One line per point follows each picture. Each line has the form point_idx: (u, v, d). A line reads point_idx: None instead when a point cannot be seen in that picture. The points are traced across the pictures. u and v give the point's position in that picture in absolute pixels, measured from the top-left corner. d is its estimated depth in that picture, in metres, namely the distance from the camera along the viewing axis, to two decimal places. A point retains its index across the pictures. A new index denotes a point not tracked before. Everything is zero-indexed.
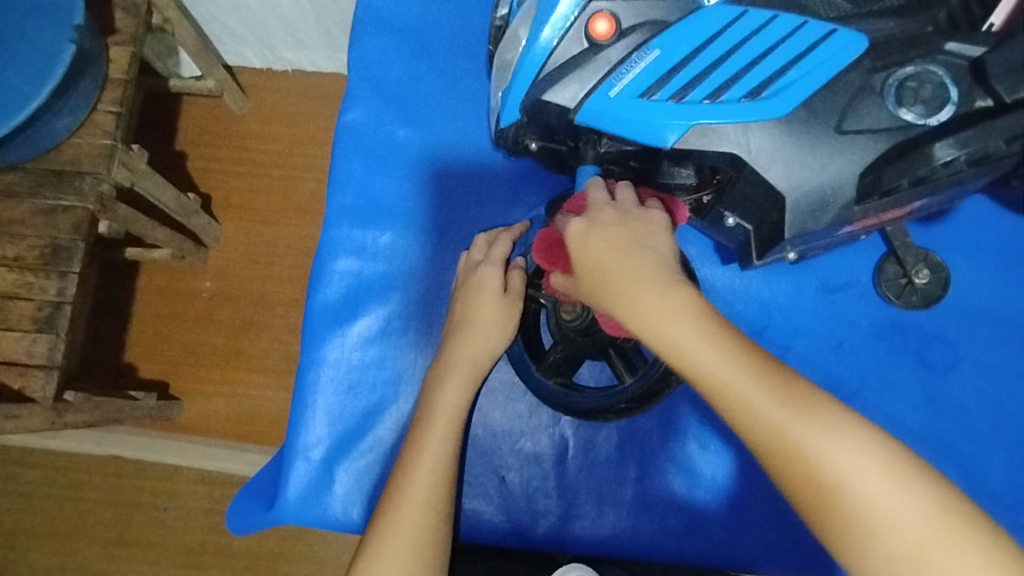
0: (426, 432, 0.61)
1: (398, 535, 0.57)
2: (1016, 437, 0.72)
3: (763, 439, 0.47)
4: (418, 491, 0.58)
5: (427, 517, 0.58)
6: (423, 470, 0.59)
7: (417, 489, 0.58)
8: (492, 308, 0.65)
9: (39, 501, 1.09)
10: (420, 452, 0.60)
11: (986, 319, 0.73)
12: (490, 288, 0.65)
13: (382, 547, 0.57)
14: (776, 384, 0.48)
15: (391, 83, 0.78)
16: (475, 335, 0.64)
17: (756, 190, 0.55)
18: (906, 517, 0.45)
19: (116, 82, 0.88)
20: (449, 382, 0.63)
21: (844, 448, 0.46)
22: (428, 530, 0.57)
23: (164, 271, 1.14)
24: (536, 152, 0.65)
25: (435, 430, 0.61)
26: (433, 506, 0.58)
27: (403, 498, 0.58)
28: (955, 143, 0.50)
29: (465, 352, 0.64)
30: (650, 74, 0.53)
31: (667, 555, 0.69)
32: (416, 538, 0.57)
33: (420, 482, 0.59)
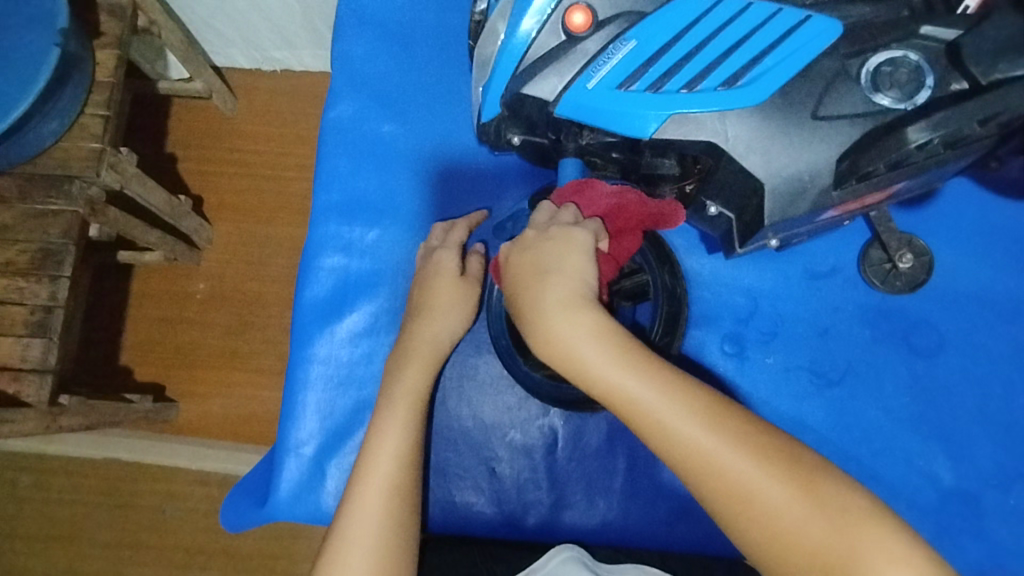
0: (398, 418, 0.62)
1: (364, 522, 0.57)
2: (1003, 418, 0.72)
3: (670, 445, 0.50)
4: (382, 477, 0.59)
5: (393, 503, 0.58)
6: (385, 456, 0.60)
7: (381, 475, 0.59)
8: (451, 291, 0.67)
9: (39, 505, 1.09)
10: (380, 440, 0.61)
11: (971, 302, 0.74)
12: (448, 272, 0.68)
13: (347, 535, 0.57)
14: (684, 395, 0.51)
15: (375, 80, 0.78)
16: (435, 318, 0.66)
17: (735, 178, 0.55)
18: (809, 518, 0.48)
19: (103, 85, 0.89)
20: (410, 368, 0.64)
21: (745, 455, 0.49)
22: (395, 517, 0.58)
23: (158, 273, 1.14)
24: (520, 145, 0.65)
25: (398, 415, 0.62)
26: (398, 493, 0.59)
27: (366, 484, 0.59)
28: (927, 126, 0.49)
29: (426, 333, 0.66)
30: (627, 65, 0.53)
31: (656, 543, 0.70)
32: (382, 524, 0.57)
33: (385, 468, 0.59)
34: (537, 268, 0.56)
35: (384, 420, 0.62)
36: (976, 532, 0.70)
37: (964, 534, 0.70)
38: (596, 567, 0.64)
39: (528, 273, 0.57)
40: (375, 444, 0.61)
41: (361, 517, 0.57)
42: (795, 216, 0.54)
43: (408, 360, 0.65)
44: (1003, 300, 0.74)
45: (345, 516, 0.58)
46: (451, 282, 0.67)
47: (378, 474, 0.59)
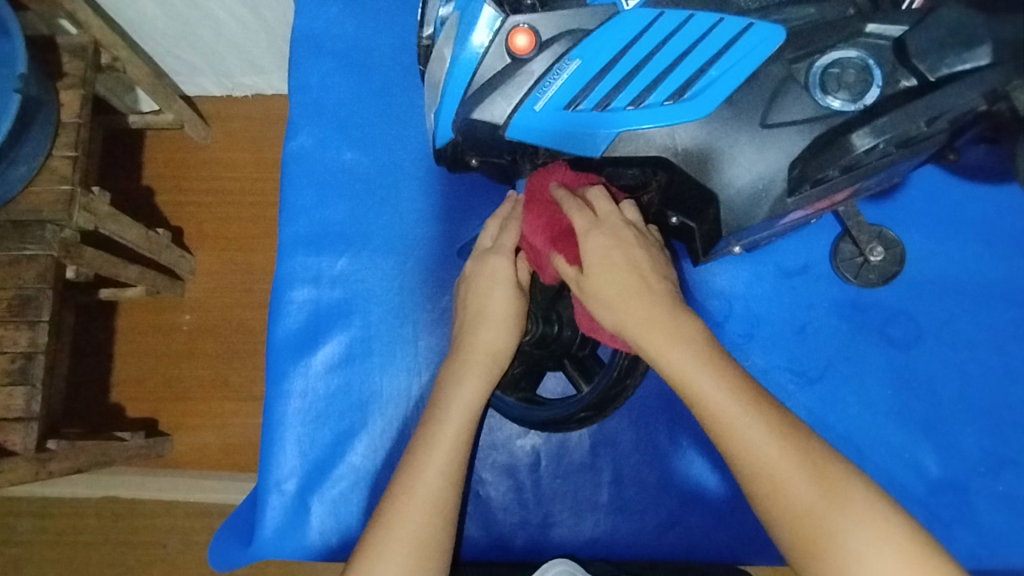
0: (438, 435, 0.57)
1: (403, 534, 0.54)
2: (987, 403, 0.72)
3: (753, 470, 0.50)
4: (422, 493, 0.55)
5: (432, 522, 0.54)
6: (430, 471, 0.56)
7: (419, 488, 0.55)
8: (508, 301, 0.60)
9: (40, 548, 1.08)
10: (429, 452, 0.56)
11: (946, 289, 0.74)
12: (504, 280, 0.60)
13: (384, 544, 0.53)
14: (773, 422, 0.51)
15: (335, 106, 0.78)
16: (491, 328, 0.59)
17: (689, 189, 0.55)
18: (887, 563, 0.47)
19: (70, 126, 0.88)
20: (466, 381, 0.58)
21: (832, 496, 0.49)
22: (432, 536, 0.54)
23: (142, 307, 1.13)
24: (478, 165, 0.64)
25: (443, 430, 0.57)
26: (440, 512, 0.55)
27: (406, 497, 0.55)
28: (871, 131, 0.49)
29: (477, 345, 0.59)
30: (573, 85, 0.53)
31: (646, 555, 0.70)
32: (419, 540, 0.54)
33: (429, 485, 0.55)
34: (628, 288, 0.55)
35: (431, 435, 0.57)
36: (967, 520, 0.69)
37: (958, 524, 0.69)
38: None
39: (619, 290, 0.55)
40: (418, 458, 0.56)
41: (401, 528, 0.54)
42: (753, 224, 0.54)
43: (455, 371, 0.59)
44: (979, 287, 0.73)
45: (383, 523, 0.54)
46: (507, 288, 0.60)
47: (421, 489, 0.55)
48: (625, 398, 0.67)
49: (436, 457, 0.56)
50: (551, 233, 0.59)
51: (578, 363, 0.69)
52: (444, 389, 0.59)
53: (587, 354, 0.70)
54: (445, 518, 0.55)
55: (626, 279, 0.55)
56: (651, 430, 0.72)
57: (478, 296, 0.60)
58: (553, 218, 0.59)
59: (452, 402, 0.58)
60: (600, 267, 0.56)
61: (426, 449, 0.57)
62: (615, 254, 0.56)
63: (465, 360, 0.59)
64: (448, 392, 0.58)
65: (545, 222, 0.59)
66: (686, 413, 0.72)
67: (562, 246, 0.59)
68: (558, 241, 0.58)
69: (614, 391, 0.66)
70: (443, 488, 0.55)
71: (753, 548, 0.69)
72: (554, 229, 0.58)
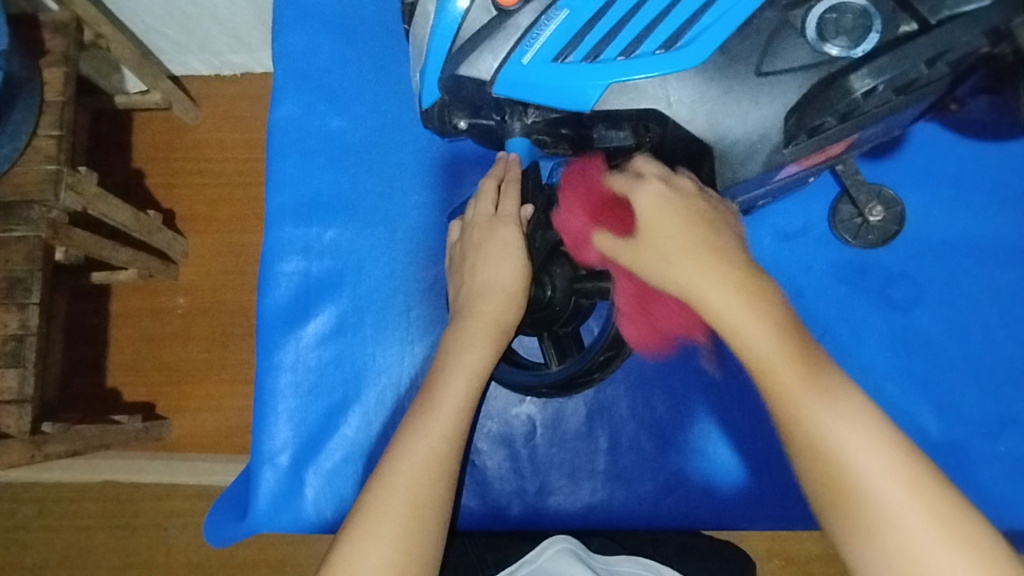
0: (441, 399, 0.55)
1: (405, 495, 0.52)
2: (988, 363, 0.71)
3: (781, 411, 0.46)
4: (421, 456, 0.53)
5: (436, 488, 0.52)
6: (435, 436, 0.54)
7: (418, 454, 0.53)
8: (515, 272, 0.58)
9: (40, 534, 1.07)
10: (432, 416, 0.54)
11: (947, 248, 0.72)
12: (513, 250, 0.59)
13: (384, 503, 0.51)
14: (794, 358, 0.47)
15: (321, 75, 0.76)
16: (500, 299, 0.58)
17: (682, 144, 0.54)
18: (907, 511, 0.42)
19: (54, 104, 0.85)
20: (473, 349, 0.56)
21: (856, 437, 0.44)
22: (433, 500, 0.52)
23: (136, 291, 1.11)
24: (467, 129, 0.63)
25: (442, 395, 0.55)
26: (443, 478, 0.53)
27: (404, 460, 0.53)
28: (870, 72, 0.47)
29: (486, 315, 0.57)
30: (561, 37, 0.51)
31: (645, 522, 0.69)
32: (423, 502, 0.52)
33: (427, 449, 0.53)
34: (678, 245, 0.50)
35: (432, 400, 0.55)
36: (969, 480, 0.68)
37: (960, 485, 0.68)
38: (591, 560, 0.62)
39: (674, 247, 0.50)
40: (421, 422, 0.54)
41: (403, 489, 0.52)
42: (748, 178, 0.53)
43: (452, 340, 0.57)
44: (981, 246, 0.72)
45: (382, 484, 0.52)
46: (517, 258, 0.59)
47: (422, 453, 0.53)
48: (588, 388, 0.66)
49: (440, 422, 0.54)
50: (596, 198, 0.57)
51: (555, 338, 0.66)
52: (448, 356, 0.57)
53: (567, 332, 0.66)
54: (448, 484, 0.53)
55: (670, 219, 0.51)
56: (648, 397, 0.71)
57: (485, 269, 0.59)
58: (590, 190, 0.57)
59: (457, 367, 0.56)
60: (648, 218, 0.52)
61: (429, 414, 0.55)
62: (667, 206, 0.52)
63: (470, 328, 0.57)
64: (452, 358, 0.56)
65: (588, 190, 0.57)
66: (684, 378, 0.71)
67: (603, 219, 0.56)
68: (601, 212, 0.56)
69: (581, 377, 0.64)
70: (445, 455, 0.53)
71: (753, 513, 0.69)
72: (593, 200, 0.57)
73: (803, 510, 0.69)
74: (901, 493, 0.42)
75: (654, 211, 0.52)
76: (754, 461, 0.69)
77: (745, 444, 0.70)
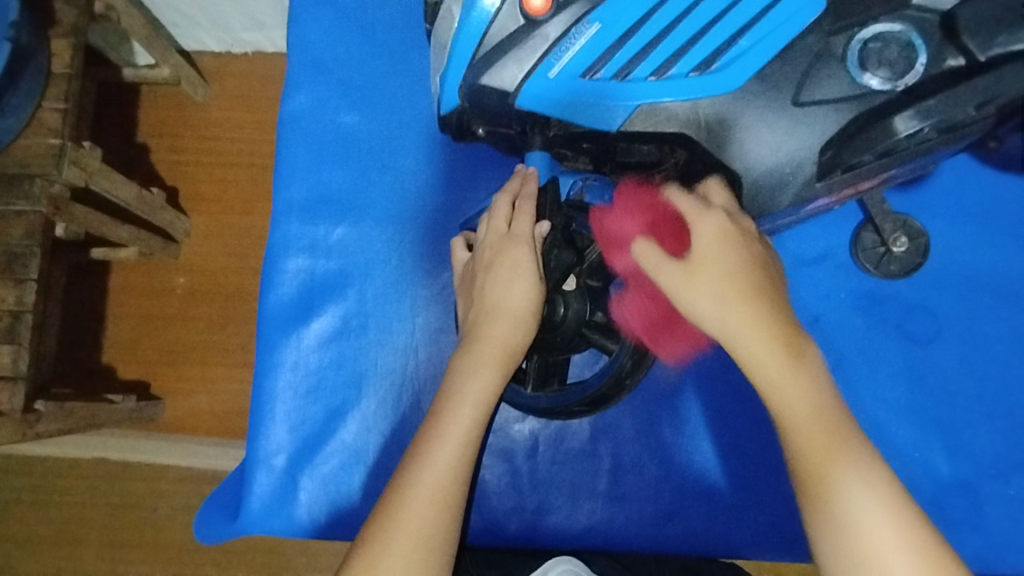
0: (446, 426, 0.53)
1: (410, 528, 0.50)
2: (1002, 404, 0.69)
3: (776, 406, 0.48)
4: (428, 485, 0.51)
5: (440, 517, 0.51)
6: (440, 464, 0.52)
7: (423, 479, 0.51)
8: (530, 297, 0.56)
9: (27, 508, 1.06)
10: (438, 443, 0.53)
11: (970, 283, 0.70)
12: (527, 273, 0.56)
13: (388, 534, 0.50)
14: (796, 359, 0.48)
15: (335, 66, 0.74)
16: (511, 323, 0.55)
17: (710, 170, 0.52)
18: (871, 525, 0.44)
19: (60, 76, 0.82)
20: (480, 374, 0.54)
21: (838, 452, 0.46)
22: (436, 530, 0.51)
23: (136, 268, 1.09)
24: (485, 136, 0.60)
25: (449, 419, 0.54)
26: (448, 508, 0.51)
27: (409, 487, 0.51)
28: (916, 114, 0.46)
29: (497, 341, 0.55)
30: (591, 52, 0.49)
31: (647, 546, 0.68)
32: (427, 532, 0.50)
33: (434, 477, 0.52)
34: (732, 292, 0.48)
35: (442, 425, 0.53)
36: (976, 523, 0.67)
37: (965, 527, 0.67)
38: None
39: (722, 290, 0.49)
40: (426, 446, 0.53)
41: (409, 520, 0.50)
42: (779, 209, 0.52)
43: (464, 361, 0.55)
44: (1003, 283, 0.70)
45: (387, 517, 0.51)
46: (530, 281, 0.56)
47: (427, 481, 0.51)
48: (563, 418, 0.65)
49: (446, 448, 0.53)
50: (643, 222, 0.56)
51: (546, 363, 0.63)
52: (456, 380, 0.55)
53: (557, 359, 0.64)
54: (453, 514, 0.52)
55: (736, 276, 0.49)
56: (656, 419, 0.70)
57: (495, 291, 0.56)
58: (656, 205, 0.55)
59: (464, 393, 0.54)
60: (714, 250, 0.49)
61: (435, 440, 0.53)
62: (727, 252, 0.49)
63: (479, 353, 0.55)
64: (459, 383, 0.54)
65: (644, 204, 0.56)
66: (695, 402, 0.69)
67: (659, 232, 0.55)
68: (655, 225, 0.55)
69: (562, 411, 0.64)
70: (449, 482, 0.52)
71: (759, 543, 0.67)
72: (657, 214, 0.55)
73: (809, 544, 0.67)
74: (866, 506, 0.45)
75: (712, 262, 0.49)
76: (763, 490, 0.68)
77: (750, 470, 0.68)
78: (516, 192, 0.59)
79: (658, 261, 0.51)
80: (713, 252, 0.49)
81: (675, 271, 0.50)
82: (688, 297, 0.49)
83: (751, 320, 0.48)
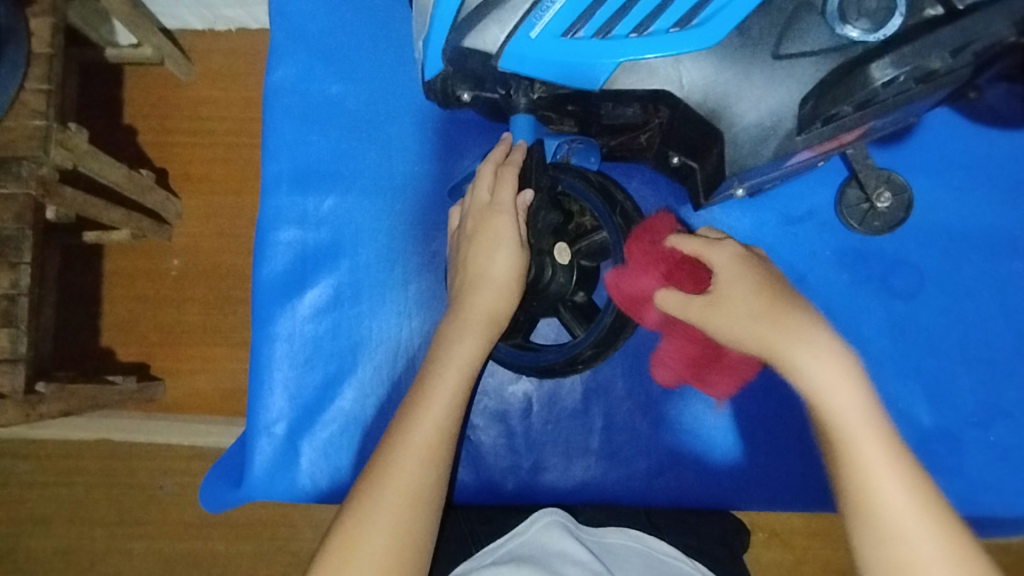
0: (431, 388, 0.55)
1: (396, 484, 0.51)
2: (981, 355, 0.71)
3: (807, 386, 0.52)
4: (418, 443, 0.53)
5: (426, 474, 0.52)
6: (427, 422, 0.53)
7: (412, 437, 0.53)
8: (512, 265, 0.56)
9: (34, 490, 1.08)
10: (426, 405, 0.54)
11: (950, 237, 0.72)
12: (508, 242, 0.56)
13: (378, 491, 0.51)
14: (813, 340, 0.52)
15: (318, 37, 0.74)
16: (493, 291, 0.56)
17: (694, 126, 0.53)
18: (890, 494, 0.48)
19: (42, 57, 0.81)
20: (460, 341, 0.56)
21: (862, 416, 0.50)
22: (424, 487, 0.52)
23: (131, 250, 1.09)
24: (470, 101, 0.61)
25: (433, 381, 0.55)
26: (434, 465, 0.53)
27: (398, 444, 0.53)
28: (892, 63, 0.46)
29: (480, 309, 0.56)
30: (573, 9, 0.49)
31: (640, 500, 0.70)
32: (415, 488, 0.52)
33: (422, 434, 0.53)
34: (762, 312, 0.52)
35: (428, 388, 0.55)
36: (956, 469, 0.69)
37: (947, 474, 0.69)
38: (580, 531, 0.61)
39: (759, 305, 0.53)
40: (412, 409, 0.54)
41: (396, 475, 0.52)
42: (760, 164, 0.53)
43: (449, 327, 0.57)
44: (983, 235, 0.72)
45: (377, 474, 0.52)
46: (511, 250, 0.56)
47: (415, 438, 0.53)
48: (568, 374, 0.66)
49: (432, 411, 0.54)
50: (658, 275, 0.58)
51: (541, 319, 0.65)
52: (443, 345, 0.56)
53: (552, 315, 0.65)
54: (439, 471, 0.53)
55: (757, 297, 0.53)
56: (646, 380, 0.71)
57: (477, 259, 0.57)
58: (662, 255, 0.58)
59: (448, 359, 0.55)
60: (737, 275, 0.54)
61: (421, 402, 0.54)
62: (744, 290, 0.53)
63: (463, 318, 0.56)
64: (443, 350, 0.56)
65: (648, 261, 0.58)
66: None
67: (676, 281, 0.58)
68: (672, 274, 0.57)
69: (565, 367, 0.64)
70: (435, 443, 0.53)
71: (746, 495, 0.70)
72: (669, 265, 0.58)
73: (794, 495, 0.69)
74: (891, 478, 0.48)
75: (739, 299, 0.53)
76: (750, 444, 0.70)
77: (738, 425, 0.70)
78: (499, 160, 0.59)
79: (686, 302, 0.55)
80: (738, 282, 0.54)
81: (701, 304, 0.54)
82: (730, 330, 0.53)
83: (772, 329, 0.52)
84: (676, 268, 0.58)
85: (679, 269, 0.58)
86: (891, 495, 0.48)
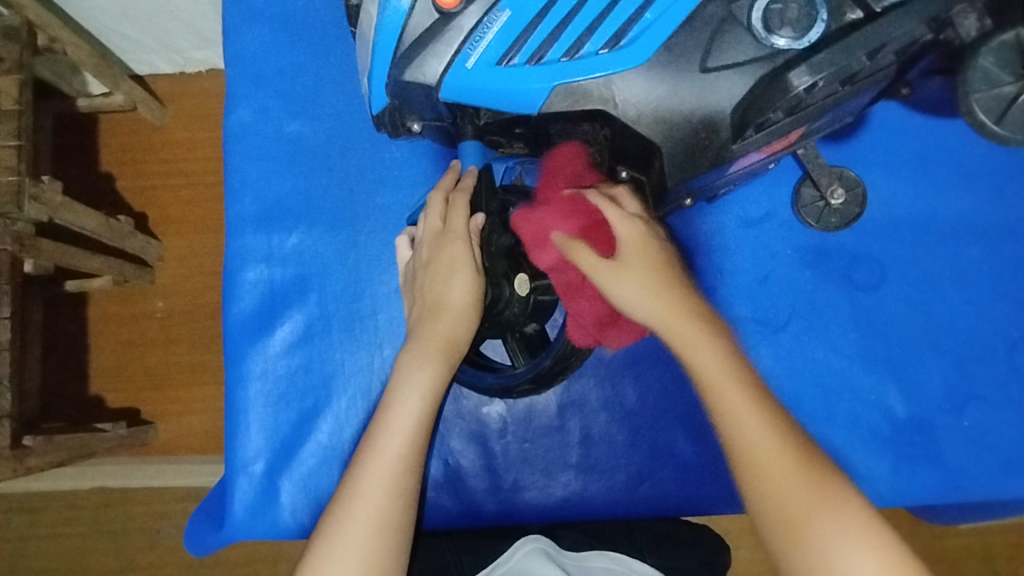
0: (392, 416, 0.55)
1: (362, 517, 0.52)
2: (949, 341, 0.72)
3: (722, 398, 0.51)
4: (380, 475, 0.53)
5: (393, 505, 0.53)
6: (389, 455, 0.54)
7: (378, 466, 0.53)
8: (468, 290, 0.57)
9: (32, 543, 1.07)
10: (389, 435, 0.55)
11: (907, 228, 0.73)
12: (464, 266, 0.57)
13: (343, 524, 0.52)
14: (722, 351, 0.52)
15: (274, 76, 0.75)
16: (452, 318, 0.57)
17: (634, 142, 0.54)
18: (840, 521, 0.47)
19: (10, 114, 0.81)
20: (423, 368, 0.56)
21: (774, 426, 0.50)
22: (393, 519, 0.52)
23: (114, 296, 1.09)
24: (421, 130, 0.62)
25: (397, 410, 0.55)
26: (399, 497, 0.53)
27: (361, 476, 0.53)
28: (808, 69, 0.47)
29: (440, 336, 0.57)
30: (504, 39, 0.51)
31: (622, 510, 0.70)
32: (378, 518, 0.52)
33: (386, 467, 0.53)
34: (656, 287, 0.54)
35: (392, 416, 0.55)
36: (933, 457, 0.70)
37: (924, 462, 0.70)
38: (561, 557, 0.62)
39: (647, 284, 0.54)
40: (376, 441, 0.55)
41: (361, 506, 0.52)
42: (701, 174, 0.54)
43: (412, 354, 0.57)
44: (940, 224, 0.73)
45: (342, 507, 0.53)
46: (467, 275, 0.57)
47: (378, 471, 0.53)
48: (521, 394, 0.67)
49: (397, 440, 0.54)
50: (576, 226, 0.57)
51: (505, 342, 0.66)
52: (404, 374, 0.57)
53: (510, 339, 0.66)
54: (406, 503, 0.53)
55: (656, 275, 0.54)
56: (620, 391, 0.72)
57: (435, 286, 0.58)
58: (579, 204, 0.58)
59: (411, 387, 0.56)
60: (637, 251, 0.55)
61: (386, 432, 0.55)
62: (639, 278, 0.54)
63: (423, 347, 0.57)
64: (406, 378, 0.56)
65: (567, 204, 0.58)
66: (659, 372, 0.71)
67: (590, 236, 0.57)
68: (588, 230, 0.57)
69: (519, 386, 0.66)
70: (402, 472, 0.54)
71: (728, 498, 0.70)
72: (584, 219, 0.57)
73: None
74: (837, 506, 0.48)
75: (634, 275, 0.54)
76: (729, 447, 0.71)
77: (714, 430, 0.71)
78: (449, 187, 0.61)
79: (594, 264, 0.54)
80: (640, 260, 0.55)
81: (608, 269, 0.54)
82: (631, 298, 0.53)
83: (669, 312, 0.53)
84: (593, 224, 0.57)
85: (596, 225, 0.57)
86: (840, 520, 0.47)
